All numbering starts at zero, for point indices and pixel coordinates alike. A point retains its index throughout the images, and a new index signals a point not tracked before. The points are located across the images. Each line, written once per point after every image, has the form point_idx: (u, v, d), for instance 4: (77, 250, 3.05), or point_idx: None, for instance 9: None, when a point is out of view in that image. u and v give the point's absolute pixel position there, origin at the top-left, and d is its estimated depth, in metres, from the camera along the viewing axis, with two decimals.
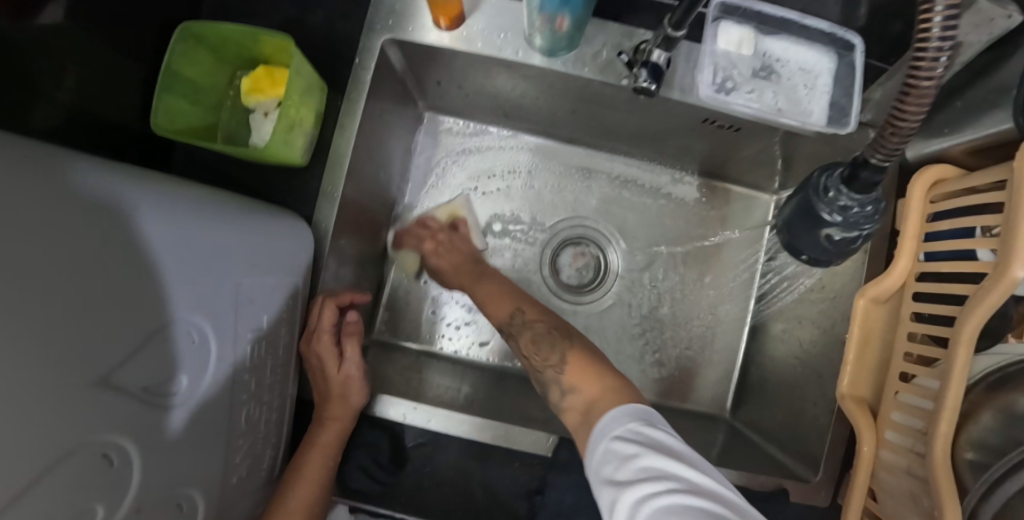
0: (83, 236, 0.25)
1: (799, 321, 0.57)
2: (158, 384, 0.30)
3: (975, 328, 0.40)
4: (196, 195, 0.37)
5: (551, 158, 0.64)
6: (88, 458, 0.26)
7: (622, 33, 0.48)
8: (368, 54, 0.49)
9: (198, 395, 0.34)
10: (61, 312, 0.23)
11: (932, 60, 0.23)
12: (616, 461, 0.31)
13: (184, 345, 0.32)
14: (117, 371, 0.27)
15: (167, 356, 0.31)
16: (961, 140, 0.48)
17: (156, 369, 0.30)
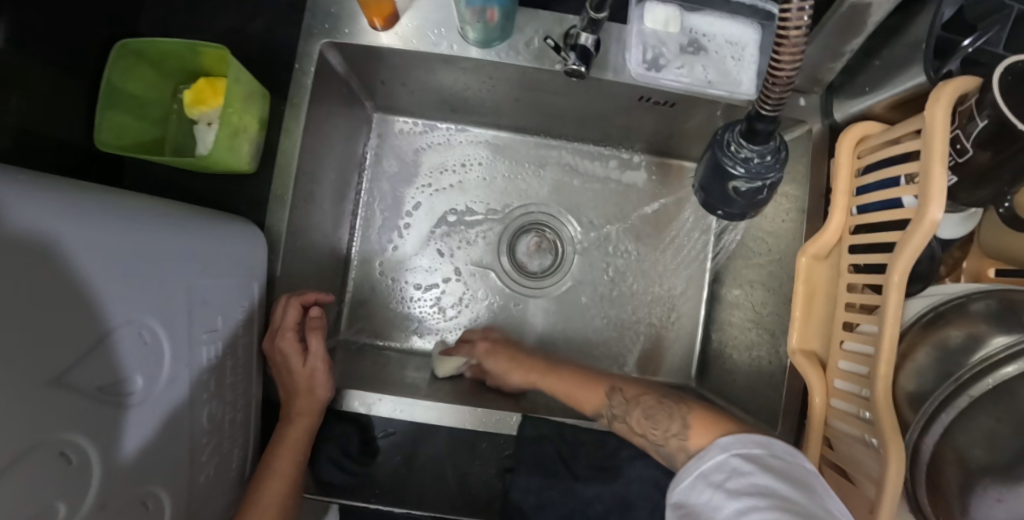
0: (34, 239, 0.26)
1: (751, 284, 0.59)
2: (113, 384, 0.31)
3: (905, 271, 0.42)
4: (139, 202, 0.37)
5: (503, 150, 0.66)
6: (47, 455, 0.26)
7: (552, 20, 0.50)
8: (307, 59, 0.50)
9: (156, 397, 0.34)
10: (18, 309, 0.24)
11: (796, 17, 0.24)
12: (729, 476, 0.33)
13: (137, 348, 0.33)
14: (71, 372, 0.28)
15: (119, 359, 0.31)
16: (885, 95, 0.50)
17: (110, 370, 0.31)
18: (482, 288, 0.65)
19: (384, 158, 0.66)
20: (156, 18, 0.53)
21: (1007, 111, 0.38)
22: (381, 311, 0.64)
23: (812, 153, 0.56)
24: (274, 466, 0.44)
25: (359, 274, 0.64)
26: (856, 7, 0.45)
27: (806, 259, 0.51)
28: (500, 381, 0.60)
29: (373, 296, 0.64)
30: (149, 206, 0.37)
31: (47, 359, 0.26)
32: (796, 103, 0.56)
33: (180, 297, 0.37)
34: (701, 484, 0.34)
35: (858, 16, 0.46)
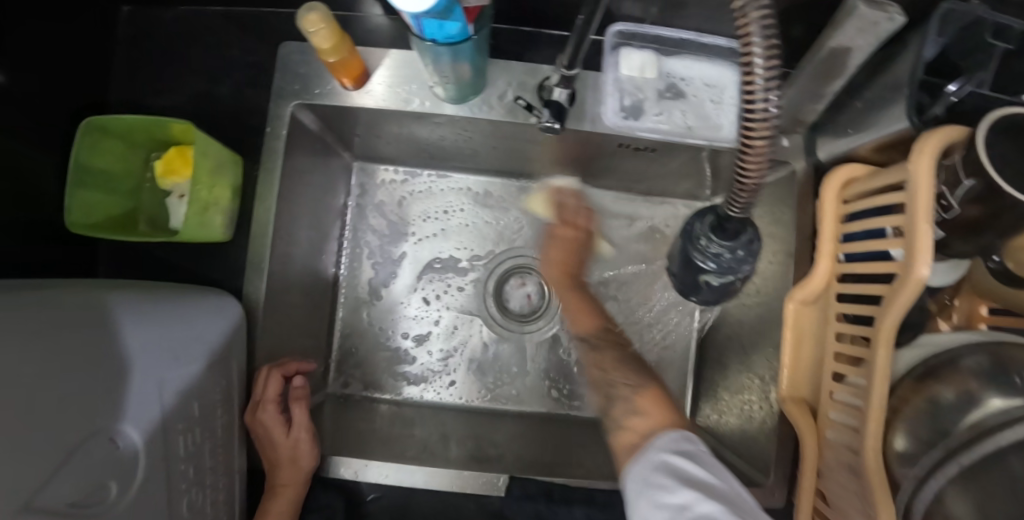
0: None
1: (741, 326, 0.60)
2: (89, 495, 0.30)
3: (892, 328, 0.41)
4: (82, 303, 0.35)
5: (487, 194, 0.66)
6: None
7: (525, 71, 0.49)
8: (278, 122, 0.49)
9: (130, 499, 0.33)
10: None
11: (762, 122, 0.23)
12: (665, 473, 0.34)
13: (109, 456, 0.32)
14: (40, 493, 0.27)
15: (95, 469, 0.31)
16: (870, 138, 0.48)
17: (80, 484, 0.30)
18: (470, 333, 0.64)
19: (366, 206, 0.65)
20: (124, 85, 0.52)
21: (993, 171, 0.36)
22: (369, 362, 0.63)
23: (797, 195, 0.55)
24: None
25: (345, 324, 0.64)
26: (836, 51, 0.44)
27: (794, 305, 0.50)
28: (493, 430, 0.60)
29: (360, 345, 0.64)
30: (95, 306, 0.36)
31: (18, 483, 0.25)
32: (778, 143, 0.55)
33: (152, 393, 0.36)
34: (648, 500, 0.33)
35: (839, 59, 0.45)
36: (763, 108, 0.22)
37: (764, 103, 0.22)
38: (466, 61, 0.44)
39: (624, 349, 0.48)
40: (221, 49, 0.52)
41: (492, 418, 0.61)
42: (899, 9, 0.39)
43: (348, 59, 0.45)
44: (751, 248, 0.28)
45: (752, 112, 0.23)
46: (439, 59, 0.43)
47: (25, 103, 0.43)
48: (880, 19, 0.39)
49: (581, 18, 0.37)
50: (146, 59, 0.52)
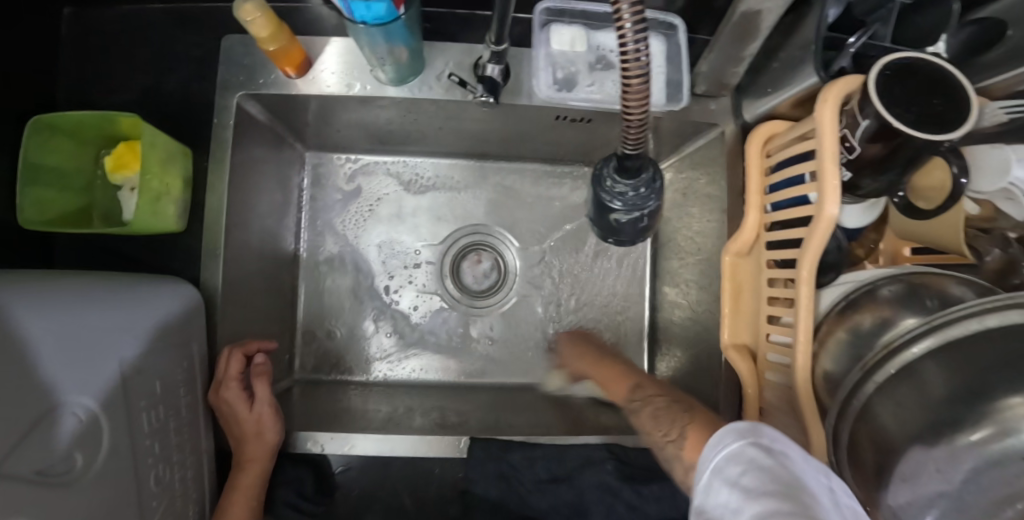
0: None
1: (688, 284, 0.63)
2: (53, 465, 0.32)
3: (810, 266, 0.44)
4: (37, 295, 0.37)
5: (440, 175, 0.68)
6: None
7: (461, 51, 0.52)
8: (225, 112, 0.51)
9: (98, 470, 0.35)
10: None
11: (636, 60, 0.24)
12: (744, 471, 0.27)
13: (74, 429, 0.33)
14: (3, 463, 0.28)
15: (56, 443, 0.32)
16: (785, 95, 0.51)
17: (46, 455, 0.31)
18: (431, 311, 0.67)
19: (320, 196, 0.67)
20: (70, 85, 0.53)
21: (885, 111, 0.39)
22: (336, 346, 0.65)
23: (727, 154, 0.58)
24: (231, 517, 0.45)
25: (309, 310, 0.66)
26: (747, 14, 0.47)
27: (731, 258, 0.54)
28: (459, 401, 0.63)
29: (324, 331, 0.65)
30: (44, 297, 0.37)
31: None
32: (708, 107, 0.58)
33: (115, 371, 0.37)
34: (714, 479, 0.28)
35: (751, 22, 0.48)
36: (634, 49, 0.24)
37: (635, 45, 0.24)
38: (401, 44, 0.46)
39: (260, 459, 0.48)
40: (165, 45, 0.53)
41: (457, 390, 0.64)
42: None
43: (287, 46, 0.47)
44: (652, 185, 0.31)
45: (625, 50, 0.24)
46: (374, 42, 0.45)
47: None
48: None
49: None
50: (91, 58, 0.53)
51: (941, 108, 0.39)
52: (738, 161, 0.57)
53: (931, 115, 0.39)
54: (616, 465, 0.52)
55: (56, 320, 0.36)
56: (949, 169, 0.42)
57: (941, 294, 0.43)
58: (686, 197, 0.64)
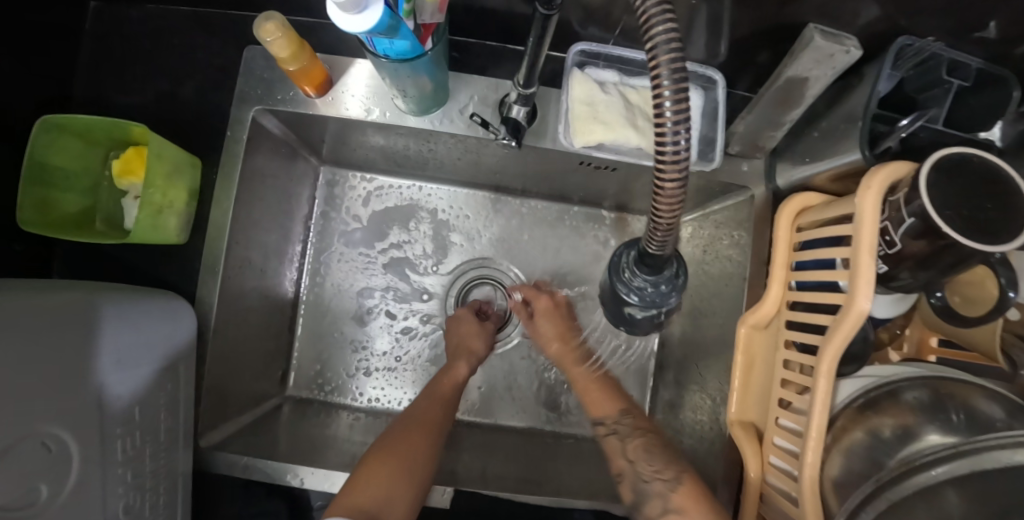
0: None
1: (698, 344, 0.61)
2: (11, 501, 0.30)
3: (831, 360, 0.41)
4: (53, 302, 0.37)
5: (455, 203, 0.67)
6: None
7: (487, 86, 0.51)
8: (240, 126, 0.50)
9: (58, 502, 0.34)
10: None
11: (672, 162, 0.22)
12: None
13: (38, 459, 0.33)
14: None
15: (17, 472, 0.31)
16: (822, 167, 0.48)
17: (1, 488, 0.30)
18: (429, 343, 0.65)
19: (331, 213, 0.66)
20: (89, 82, 0.52)
21: (932, 210, 0.35)
22: (333, 367, 0.64)
23: (754, 218, 0.55)
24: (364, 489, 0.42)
25: (307, 327, 0.65)
26: (793, 81, 0.45)
27: (745, 329, 0.52)
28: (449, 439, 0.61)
29: (320, 350, 0.64)
30: (54, 300, 0.37)
31: None
32: (740, 167, 0.55)
33: (88, 398, 0.36)
34: None
35: (795, 88, 0.45)
36: (671, 152, 0.22)
37: (674, 149, 0.22)
38: (425, 77, 0.44)
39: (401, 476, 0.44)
40: (187, 50, 0.52)
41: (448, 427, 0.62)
42: (855, 42, 0.40)
43: (308, 67, 0.45)
44: (674, 283, 0.28)
45: (661, 150, 0.22)
46: (398, 74, 0.43)
47: None
48: (836, 52, 0.41)
49: (529, 40, 0.37)
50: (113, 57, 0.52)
51: (994, 214, 0.35)
52: (766, 229, 0.54)
53: (980, 220, 0.35)
54: None
55: (63, 332, 0.36)
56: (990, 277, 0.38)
57: (967, 409, 0.40)
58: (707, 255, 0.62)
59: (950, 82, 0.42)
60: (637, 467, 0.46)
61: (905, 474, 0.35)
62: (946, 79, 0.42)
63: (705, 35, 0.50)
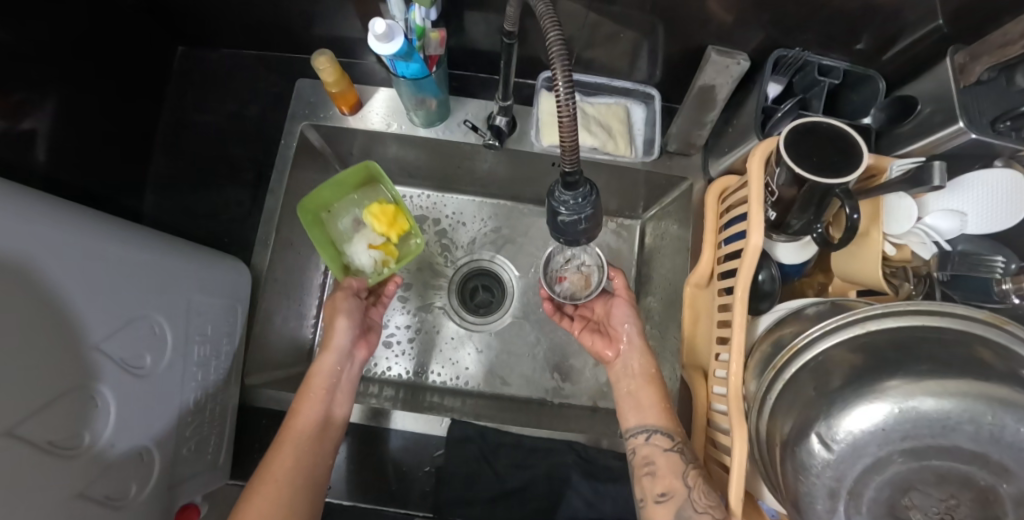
0: (78, 263, 0.41)
1: (657, 315, 0.73)
2: (132, 358, 0.46)
3: (741, 288, 0.51)
4: (166, 238, 0.54)
5: (457, 207, 0.81)
6: (80, 399, 0.41)
7: (479, 106, 0.67)
8: (291, 136, 0.67)
9: (162, 368, 0.50)
10: (58, 302, 0.39)
11: (564, 99, 0.36)
12: (839, 442, 0.42)
13: (149, 336, 0.48)
14: (104, 343, 0.44)
15: (141, 340, 0.47)
16: (736, 155, 0.61)
17: (130, 347, 0.46)
18: (433, 323, 0.77)
19: None
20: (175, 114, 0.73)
21: (791, 162, 0.47)
22: None
23: (694, 203, 0.68)
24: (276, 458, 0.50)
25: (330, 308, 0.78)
26: (704, 88, 0.58)
27: (691, 288, 0.62)
28: (449, 400, 0.72)
29: None
30: (93, 221, 0.44)
31: (87, 333, 0.42)
32: (680, 163, 0.69)
33: (180, 305, 0.53)
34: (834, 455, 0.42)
35: (708, 94, 0.59)
36: (562, 93, 0.36)
37: (566, 93, 0.36)
38: (430, 96, 0.61)
39: (297, 464, 0.50)
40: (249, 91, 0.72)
41: (447, 392, 0.73)
42: (743, 56, 0.54)
43: (345, 91, 0.62)
44: (586, 195, 0.41)
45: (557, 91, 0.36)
46: (411, 93, 0.59)
47: (95, 118, 0.64)
48: (730, 64, 0.55)
49: (502, 61, 0.53)
50: (214, 102, 0.75)
51: (837, 160, 0.48)
52: (699, 214, 0.67)
53: (827, 164, 0.48)
54: (575, 460, 0.60)
55: (127, 251, 0.47)
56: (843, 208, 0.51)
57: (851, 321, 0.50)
58: (663, 241, 0.74)
59: (823, 81, 0.56)
60: (694, 497, 0.49)
61: (804, 351, 0.47)
62: (819, 80, 0.56)
63: (642, 60, 0.66)
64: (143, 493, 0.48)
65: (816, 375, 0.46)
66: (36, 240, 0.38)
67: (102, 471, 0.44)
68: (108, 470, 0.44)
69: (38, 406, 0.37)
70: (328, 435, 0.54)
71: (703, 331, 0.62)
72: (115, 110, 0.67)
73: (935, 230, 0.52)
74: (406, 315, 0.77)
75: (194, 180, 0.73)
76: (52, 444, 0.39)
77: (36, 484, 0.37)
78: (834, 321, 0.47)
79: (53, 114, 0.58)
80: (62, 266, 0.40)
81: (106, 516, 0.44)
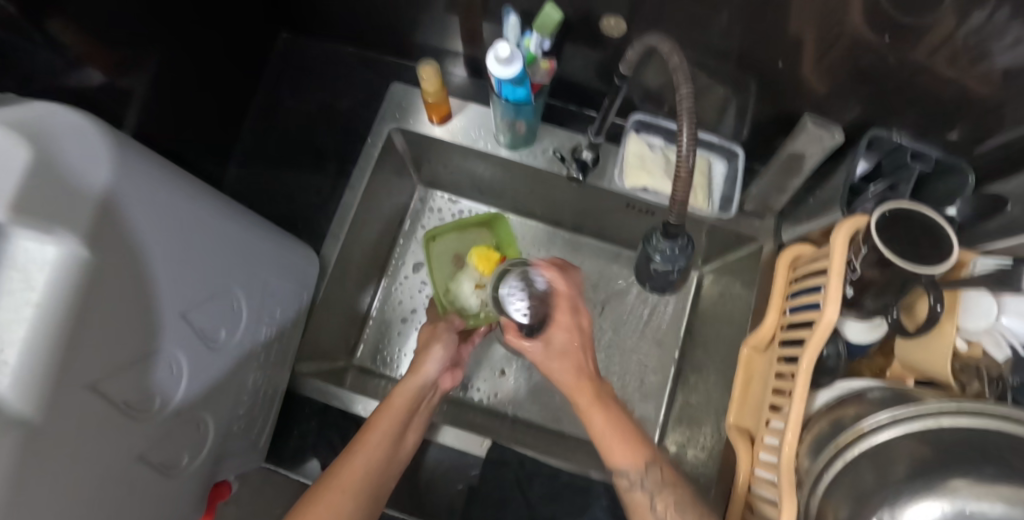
0: (184, 230, 0.43)
1: (705, 368, 0.73)
2: (210, 330, 0.47)
3: (807, 358, 0.51)
4: (253, 218, 0.55)
5: (521, 229, 0.83)
6: (158, 364, 0.42)
7: (564, 136, 0.68)
8: (378, 136, 0.69)
9: (232, 344, 0.51)
10: (163, 267, 0.40)
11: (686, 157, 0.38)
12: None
13: (227, 311, 0.50)
14: (190, 312, 0.45)
15: (220, 314, 0.48)
16: (816, 225, 0.63)
17: (210, 319, 0.47)
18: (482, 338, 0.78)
19: (418, 222, 0.83)
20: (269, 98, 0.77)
21: (880, 243, 0.48)
22: (396, 343, 0.77)
23: (762, 265, 0.69)
24: (357, 452, 0.49)
25: (381, 307, 0.79)
26: (793, 154, 0.59)
27: (747, 350, 0.63)
28: (486, 419, 0.72)
29: (392, 332, 0.78)
30: (199, 193, 0.46)
31: (179, 301, 0.43)
32: (753, 223, 0.70)
33: (257, 285, 0.54)
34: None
35: (796, 160, 0.60)
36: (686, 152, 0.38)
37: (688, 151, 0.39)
38: (523, 120, 0.62)
39: (376, 463, 0.50)
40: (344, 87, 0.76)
41: (485, 411, 0.73)
42: (840, 129, 0.55)
43: (441, 102, 0.65)
44: (684, 246, 0.43)
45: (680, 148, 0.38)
46: (506, 115, 0.61)
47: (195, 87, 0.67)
48: (824, 135, 0.55)
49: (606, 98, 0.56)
50: (307, 91, 0.78)
51: (925, 249, 0.48)
52: (766, 273, 0.67)
53: (915, 252, 0.48)
54: (608, 502, 0.59)
55: (224, 224, 0.49)
56: (926, 297, 0.51)
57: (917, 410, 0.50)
58: (721, 296, 0.75)
59: (913, 166, 0.56)
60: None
61: (868, 429, 0.46)
62: (909, 164, 0.56)
63: (730, 115, 0.68)
64: (194, 463, 0.49)
65: (875, 463, 0.44)
66: (157, 203, 0.40)
67: (162, 437, 0.44)
68: (166, 437, 0.44)
69: (122, 365, 0.38)
70: (406, 442, 0.54)
71: (755, 394, 0.62)
72: (216, 83, 0.71)
73: (1014, 333, 0.50)
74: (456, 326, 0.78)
75: (276, 163, 0.76)
76: (129, 404, 0.39)
77: (107, 443, 0.37)
78: (898, 407, 0.45)
79: (162, 78, 0.61)
80: (170, 232, 0.41)
81: (157, 482, 0.44)
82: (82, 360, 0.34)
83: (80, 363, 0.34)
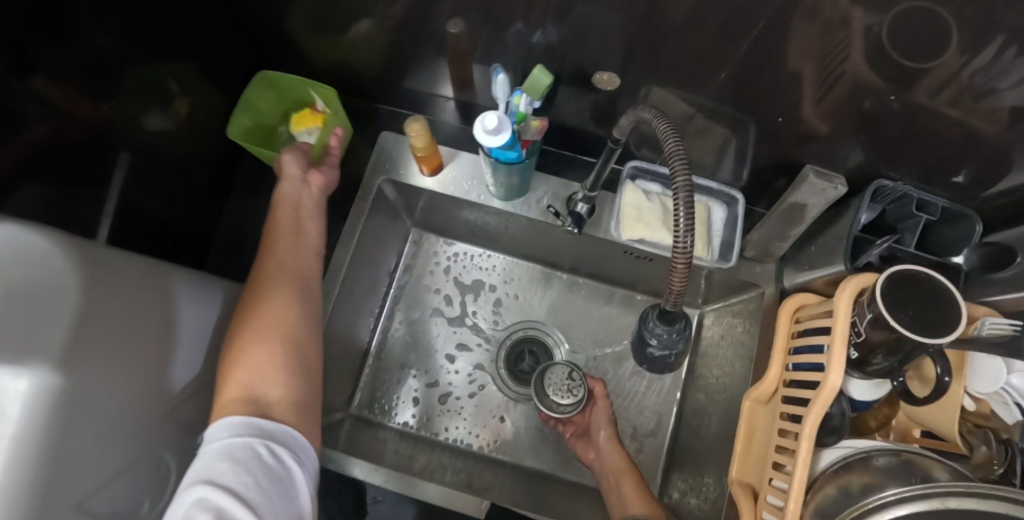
0: (157, 330, 0.43)
1: (707, 413, 0.72)
2: (182, 426, 0.47)
3: (811, 423, 0.50)
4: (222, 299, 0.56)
5: (519, 270, 0.82)
6: (134, 473, 0.41)
7: (559, 185, 0.68)
8: (369, 189, 0.68)
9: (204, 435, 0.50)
10: (140, 372, 0.40)
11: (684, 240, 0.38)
12: None
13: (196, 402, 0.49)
14: (165, 412, 0.44)
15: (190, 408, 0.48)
16: (818, 274, 0.61)
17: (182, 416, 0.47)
18: (481, 384, 0.77)
19: (414, 266, 0.82)
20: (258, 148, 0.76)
21: (886, 310, 0.46)
22: (393, 391, 0.77)
23: (764, 311, 0.68)
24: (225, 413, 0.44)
25: (378, 355, 0.78)
26: (794, 204, 0.58)
27: (750, 402, 0.62)
28: (486, 470, 0.71)
29: (389, 380, 0.77)
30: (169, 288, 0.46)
31: (155, 403, 0.43)
32: (753, 269, 0.70)
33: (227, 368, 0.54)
34: None
35: (797, 210, 0.59)
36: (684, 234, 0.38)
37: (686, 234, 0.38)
38: (516, 175, 0.61)
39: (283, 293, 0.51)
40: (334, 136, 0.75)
41: (484, 460, 0.73)
42: (841, 181, 0.54)
43: (432, 155, 0.63)
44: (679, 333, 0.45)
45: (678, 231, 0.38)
46: (498, 171, 0.60)
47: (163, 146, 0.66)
48: (827, 187, 0.54)
49: (599, 158, 0.54)
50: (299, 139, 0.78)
51: (934, 315, 0.47)
52: (768, 320, 0.66)
53: (924, 319, 0.47)
54: None
55: (192, 314, 0.49)
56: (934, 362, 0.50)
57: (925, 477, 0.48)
58: (723, 339, 0.74)
59: (918, 217, 0.55)
60: None
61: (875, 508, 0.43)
62: (915, 214, 0.55)
63: (727, 159, 0.67)
64: None
65: None
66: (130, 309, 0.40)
67: None
68: None
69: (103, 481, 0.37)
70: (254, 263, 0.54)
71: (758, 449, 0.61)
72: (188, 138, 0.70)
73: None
74: (455, 372, 0.77)
75: None
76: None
77: None
78: (906, 486, 0.42)
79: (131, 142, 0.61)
80: (144, 335, 0.41)
81: None
82: (65, 487, 0.33)
83: (64, 491, 0.33)
